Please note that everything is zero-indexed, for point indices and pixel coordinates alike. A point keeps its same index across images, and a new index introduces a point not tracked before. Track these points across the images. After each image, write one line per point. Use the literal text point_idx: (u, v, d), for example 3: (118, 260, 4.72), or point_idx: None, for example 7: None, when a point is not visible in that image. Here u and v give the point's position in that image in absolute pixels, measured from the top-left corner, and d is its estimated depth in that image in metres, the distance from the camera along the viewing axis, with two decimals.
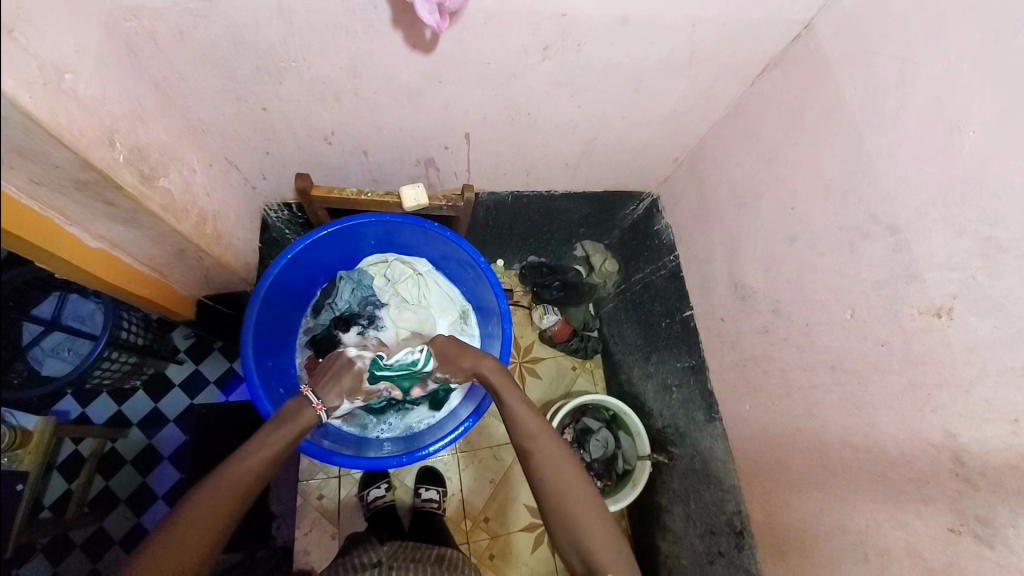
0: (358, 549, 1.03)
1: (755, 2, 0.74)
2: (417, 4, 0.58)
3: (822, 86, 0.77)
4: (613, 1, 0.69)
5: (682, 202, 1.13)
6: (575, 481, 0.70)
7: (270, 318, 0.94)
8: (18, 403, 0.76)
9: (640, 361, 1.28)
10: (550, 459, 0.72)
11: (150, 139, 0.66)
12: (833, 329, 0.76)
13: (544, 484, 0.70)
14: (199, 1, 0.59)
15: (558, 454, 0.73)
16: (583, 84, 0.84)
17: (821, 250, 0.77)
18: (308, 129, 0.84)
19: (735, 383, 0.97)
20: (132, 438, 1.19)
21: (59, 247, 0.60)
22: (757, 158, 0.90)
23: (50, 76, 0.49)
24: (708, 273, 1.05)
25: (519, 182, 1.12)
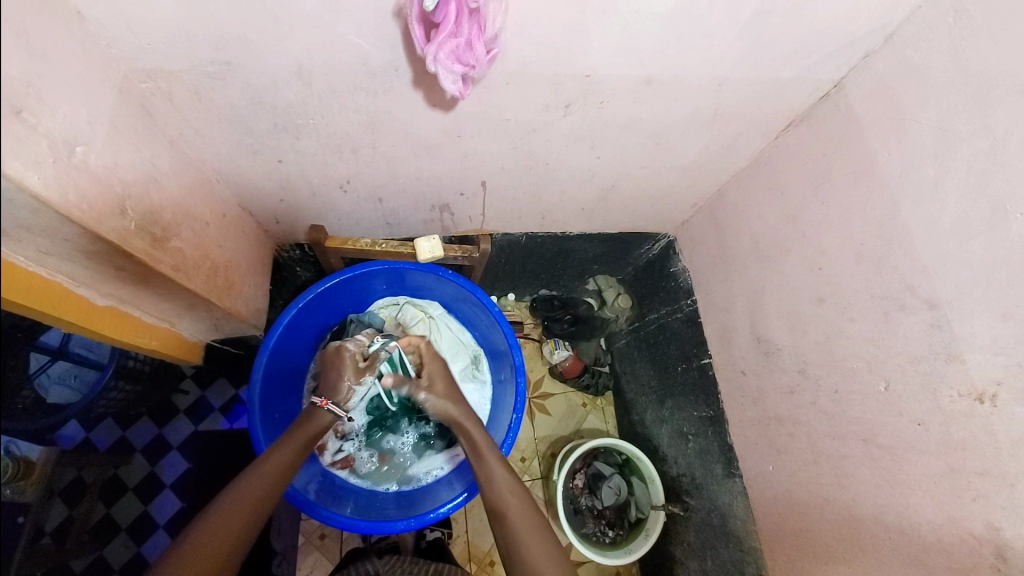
0: (359, 560, 1.03)
1: (786, 61, 0.71)
2: (440, 75, 0.55)
3: (853, 148, 0.74)
4: (638, 63, 0.67)
5: (701, 248, 1.11)
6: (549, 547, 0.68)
7: (278, 365, 0.92)
8: (20, 431, 0.74)
9: (654, 404, 1.24)
10: (526, 527, 0.70)
11: (163, 199, 0.64)
12: (866, 401, 0.72)
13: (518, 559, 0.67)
14: (218, 64, 0.58)
15: (526, 526, 0.70)
16: (603, 138, 0.82)
17: (853, 315, 0.74)
18: (323, 179, 0.82)
19: (758, 441, 0.94)
20: (135, 465, 1.11)
21: (62, 311, 0.58)
22: (781, 213, 0.87)
23: (60, 151, 0.48)
24: (728, 323, 1.02)
25: (534, 224, 1.10)
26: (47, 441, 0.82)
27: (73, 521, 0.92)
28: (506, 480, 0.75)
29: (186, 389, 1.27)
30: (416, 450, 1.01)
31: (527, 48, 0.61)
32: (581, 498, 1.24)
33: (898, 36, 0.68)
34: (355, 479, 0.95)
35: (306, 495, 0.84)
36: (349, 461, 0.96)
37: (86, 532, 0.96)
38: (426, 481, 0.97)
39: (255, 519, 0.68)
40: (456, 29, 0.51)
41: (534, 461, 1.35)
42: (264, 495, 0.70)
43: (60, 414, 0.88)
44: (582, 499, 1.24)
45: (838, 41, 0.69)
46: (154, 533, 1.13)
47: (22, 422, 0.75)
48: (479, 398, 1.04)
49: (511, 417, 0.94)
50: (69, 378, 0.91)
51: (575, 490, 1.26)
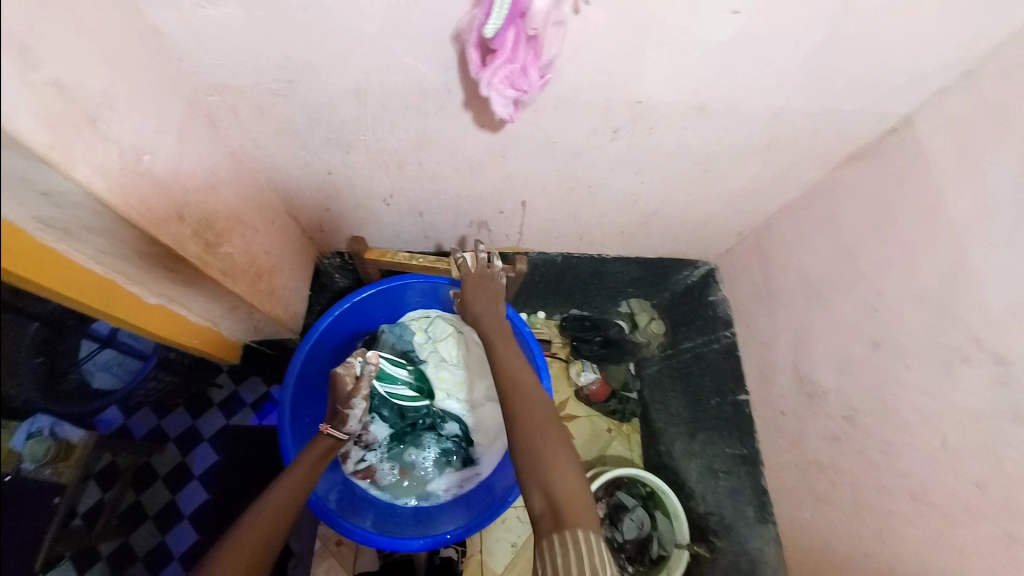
0: None
1: (849, 94, 0.69)
2: (492, 99, 0.55)
3: (918, 187, 0.70)
4: (692, 90, 0.65)
5: (745, 279, 1.07)
6: (546, 417, 0.70)
7: (312, 371, 0.94)
8: (65, 415, 0.82)
9: (683, 436, 1.17)
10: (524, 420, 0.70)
11: (219, 207, 0.66)
12: (918, 456, 0.68)
13: (517, 410, 0.71)
14: (280, 82, 0.60)
15: (535, 414, 0.71)
16: (649, 163, 0.81)
17: (909, 363, 0.70)
18: (368, 192, 0.83)
19: (797, 487, 0.89)
20: (168, 455, 1.21)
21: (117, 308, 0.61)
22: (835, 249, 0.83)
23: (128, 160, 0.50)
24: (770, 360, 0.97)
25: (571, 245, 1.09)
26: (87, 426, 0.91)
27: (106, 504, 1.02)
28: (518, 369, 0.78)
29: (221, 383, 1.29)
30: (438, 466, 0.99)
31: (579, 73, 0.60)
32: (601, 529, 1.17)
33: (976, 73, 0.64)
34: (376, 490, 0.95)
35: (326, 502, 0.84)
36: (370, 471, 0.95)
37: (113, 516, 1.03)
38: (444, 499, 0.97)
39: (277, 527, 0.68)
40: (512, 55, 0.51)
41: None
42: (285, 503, 0.72)
43: (101, 399, 0.93)
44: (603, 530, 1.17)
45: (908, 76, 0.66)
46: (179, 524, 1.18)
47: (69, 407, 0.83)
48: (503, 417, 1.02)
49: None
50: (114, 365, 0.93)
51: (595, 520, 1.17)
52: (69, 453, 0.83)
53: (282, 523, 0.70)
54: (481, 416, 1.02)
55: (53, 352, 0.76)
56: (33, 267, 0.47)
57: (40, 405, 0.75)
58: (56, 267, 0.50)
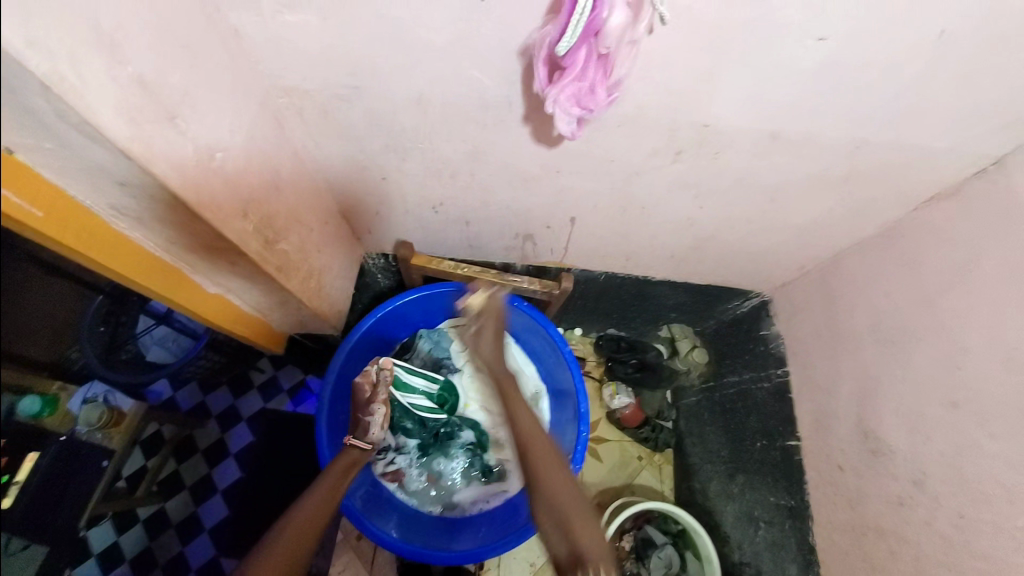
0: None
1: (943, 129, 0.63)
2: (556, 115, 0.54)
3: (1012, 234, 0.63)
4: (766, 116, 0.62)
5: (803, 316, 1.00)
6: (533, 425, 0.83)
7: (352, 372, 0.95)
8: (119, 384, 0.87)
9: (720, 477, 1.09)
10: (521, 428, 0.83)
11: (279, 206, 0.68)
12: (998, 539, 0.60)
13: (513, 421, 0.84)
14: (347, 88, 0.60)
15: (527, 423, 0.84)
16: (709, 188, 0.77)
17: (994, 433, 0.62)
18: (419, 199, 0.84)
19: (852, 551, 0.82)
20: (208, 430, 1.27)
21: (178, 296, 0.64)
22: (911, 295, 0.76)
23: (202, 157, 0.52)
24: (829, 408, 0.91)
25: (617, 265, 1.06)
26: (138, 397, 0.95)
27: (146, 471, 1.15)
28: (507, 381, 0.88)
29: (262, 367, 1.32)
30: (464, 478, 0.97)
31: (647, 92, 0.58)
32: (626, 563, 1.13)
33: None
34: (401, 494, 0.95)
35: (354, 503, 0.84)
36: (398, 475, 0.95)
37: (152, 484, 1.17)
38: (470, 513, 0.95)
39: (303, 542, 0.73)
40: (581, 73, 0.49)
41: None
42: (313, 516, 0.75)
43: (152, 372, 0.98)
44: (628, 564, 1.13)
45: (1013, 114, 0.59)
46: (212, 498, 1.22)
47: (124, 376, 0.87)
48: None
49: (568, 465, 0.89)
50: (168, 341, 0.99)
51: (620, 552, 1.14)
52: (122, 420, 0.86)
53: (310, 538, 0.74)
54: (512, 432, 1.00)
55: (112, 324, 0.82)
56: (89, 241, 0.50)
57: (97, 372, 0.79)
58: (117, 247, 0.54)
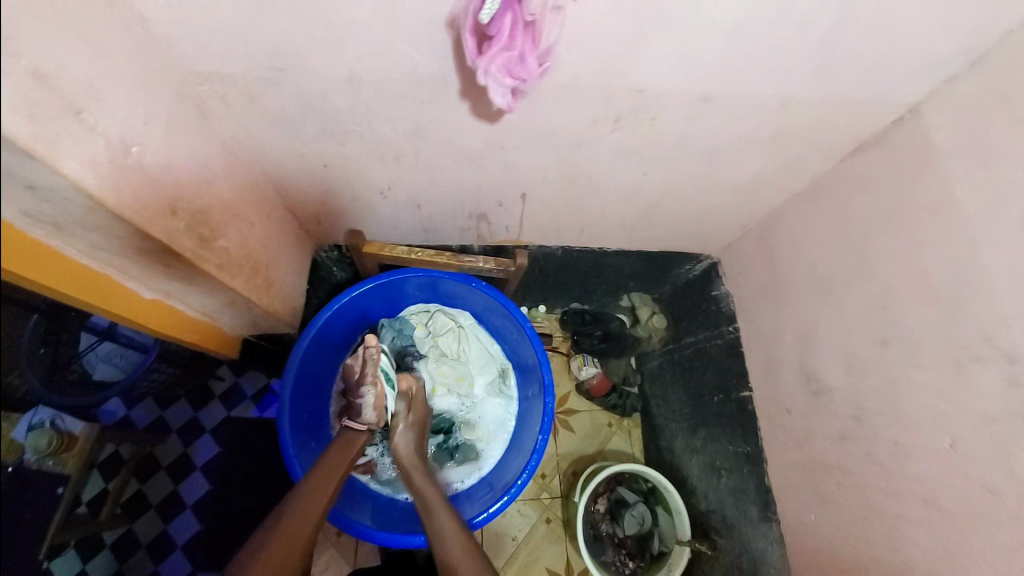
0: None
1: (858, 83, 0.67)
2: (489, 87, 0.54)
3: (928, 179, 0.68)
4: (697, 78, 0.63)
5: (749, 273, 1.05)
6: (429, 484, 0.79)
7: (311, 368, 0.93)
8: (66, 406, 0.83)
9: (684, 432, 1.19)
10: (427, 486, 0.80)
11: (213, 201, 0.65)
12: (928, 458, 0.66)
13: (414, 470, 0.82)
14: (271, 70, 0.58)
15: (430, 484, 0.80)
16: (652, 155, 0.79)
17: (921, 363, 0.68)
18: (365, 184, 0.82)
19: (801, 486, 0.88)
20: (169, 445, 1.22)
21: (105, 302, 0.60)
22: (841, 243, 0.81)
23: (116, 152, 0.49)
24: (775, 356, 0.96)
25: (572, 238, 1.07)
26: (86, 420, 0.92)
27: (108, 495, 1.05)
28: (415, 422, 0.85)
29: (222, 376, 1.28)
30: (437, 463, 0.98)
31: (580, 61, 0.59)
32: (602, 524, 1.19)
33: (987, 60, 0.62)
34: (376, 485, 0.95)
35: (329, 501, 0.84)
36: (371, 466, 0.95)
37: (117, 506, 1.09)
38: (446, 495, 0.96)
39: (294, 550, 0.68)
40: (510, 42, 0.49)
41: (555, 478, 1.32)
42: (300, 522, 0.70)
43: (101, 392, 0.93)
44: (603, 525, 1.19)
45: (918, 63, 0.64)
46: (182, 513, 1.18)
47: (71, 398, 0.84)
48: (505, 413, 1.02)
49: (537, 438, 0.91)
50: (115, 357, 0.95)
51: (595, 515, 1.20)
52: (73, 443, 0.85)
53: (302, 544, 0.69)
54: (480, 412, 1.02)
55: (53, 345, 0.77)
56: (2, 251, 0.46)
57: (43, 397, 0.76)
58: (38, 257, 0.50)
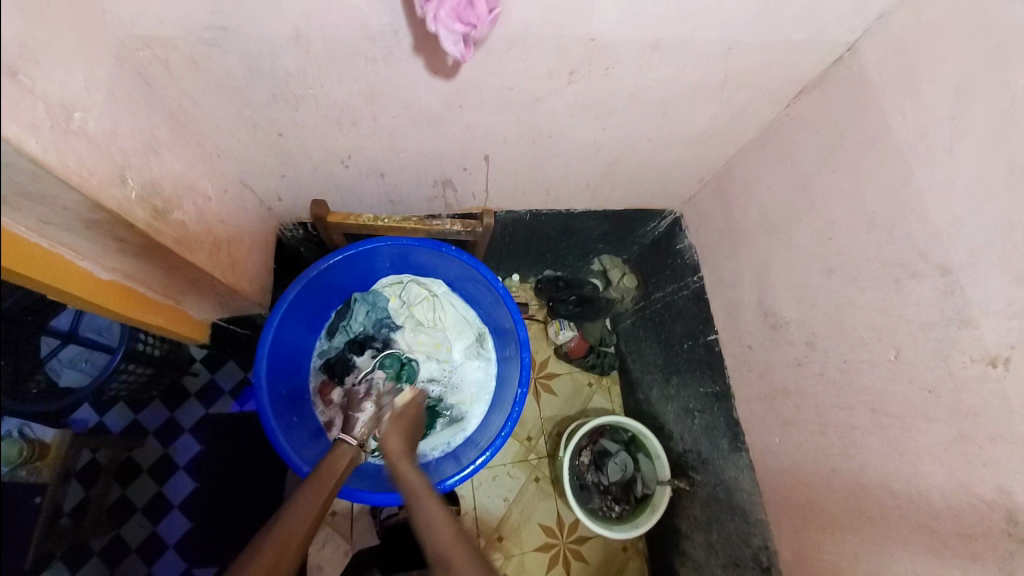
0: None
1: (795, 24, 0.70)
2: (441, 36, 0.54)
3: (866, 113, 0.72)
4: (646, 24, 0.65)
5: (708, 223, 1.09)
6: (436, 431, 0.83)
7: (286, 344, 0.92)
8: (33, 415, 0.78)
9: (659, 382, 1.25)
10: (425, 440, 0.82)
11: (164, 173, 0.63)
12: (875, 369, 0.72)
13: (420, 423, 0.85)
14: (212, 30, 0.56)
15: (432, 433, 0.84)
16: (608, 108, 0.81)
17: (862, 285, 0.73)
18: (324, 153, 0.81)
19: (764, 415, 0.94)
20: (148, 448, 1.17)
21: (68, 284, 0.58)
22: (791, 183, 0.86)
23: (59, 117, 0.47)
24: (735, 298, 1.01)
25: (538, 201, 1.09)
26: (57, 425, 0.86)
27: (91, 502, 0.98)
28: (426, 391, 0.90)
29: (196, 372, 1.28)
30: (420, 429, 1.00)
31: (529, 10, 0.59)
32: (587, 474, 1.24)
33: None
34: None
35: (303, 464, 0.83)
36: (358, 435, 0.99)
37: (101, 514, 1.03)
38: (432, 458, 0.97)
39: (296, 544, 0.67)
40: None
41: (540, 439, 1.36)
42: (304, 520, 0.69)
43: (75, 397, 0.91)
44: (588, 475, 1.24)
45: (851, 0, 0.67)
46: (170, 512, 1.17)
47: (39, 404, 0.80)
48: (485, 375, 1.05)
49: (517, 391, 0.94)
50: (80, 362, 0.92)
51: (581, 466, 1.25)
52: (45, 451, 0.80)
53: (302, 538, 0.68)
54: (460, 376, 1.04)
55: (11, 353, 0.72)
56: None
57: (7, 407, 0.70)
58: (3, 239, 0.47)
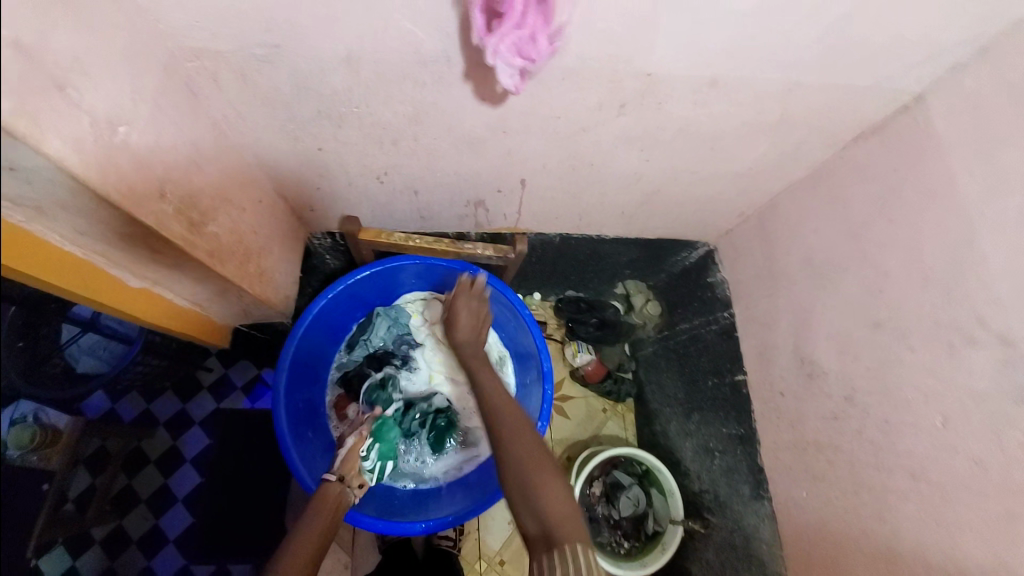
0: None
1: (860, 71, 0.67)
2: (499, 68, 0.52)
3: (929, 167, 0.69)
4: (705, 62, 0.63)
5: (746, 259, 1.05)
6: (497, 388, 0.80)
7: (306, 355, 0.91)
8: (52, 400, 0.79)
9: (679, 417, 1.21)
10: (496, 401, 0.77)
11: (202, 184, 0.62)
12: (918, 435, 0.68)
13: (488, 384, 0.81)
14: (264, 47, 0.55)
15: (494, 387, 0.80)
16: (654, 141, 0.78)
17: (912, 345, 0.69)
18: (361, 169, 0.79)
19: (793, 466, 0.90)
20: (157, 439, 1.19)
21: (89, 292, 0.57)
22: (840, 230, 0.82)
23: (103, 131, 0.46)
24: (769, 341, 0.97)
25: (570, 225, 1.06)
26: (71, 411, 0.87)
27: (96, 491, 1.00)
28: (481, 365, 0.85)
29: (211, 366, 1.25)
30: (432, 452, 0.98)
31: (587, 42, 0.57)
32: (597, 506, 1.21)
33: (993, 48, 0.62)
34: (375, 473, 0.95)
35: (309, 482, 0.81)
36: None
37: (106, 501, 1.06)
38: (442, 483, 0.96)
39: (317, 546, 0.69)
40: (522, 19, 0.47)
41: None
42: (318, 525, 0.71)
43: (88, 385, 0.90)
44: (599, 507, 1.21)
45: (925, 50, 0.64)
46: (174, 505, 1.18)
47: (50, 390, 0.79)
48: None
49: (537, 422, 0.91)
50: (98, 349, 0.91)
51: (591, 498, 1.22)
52: (56, 439, 0.80)
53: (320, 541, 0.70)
54: (477, 400, 1.01)
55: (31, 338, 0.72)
56: None
57: (25, 391, 0.71)
58: (18, 243, 0.47)
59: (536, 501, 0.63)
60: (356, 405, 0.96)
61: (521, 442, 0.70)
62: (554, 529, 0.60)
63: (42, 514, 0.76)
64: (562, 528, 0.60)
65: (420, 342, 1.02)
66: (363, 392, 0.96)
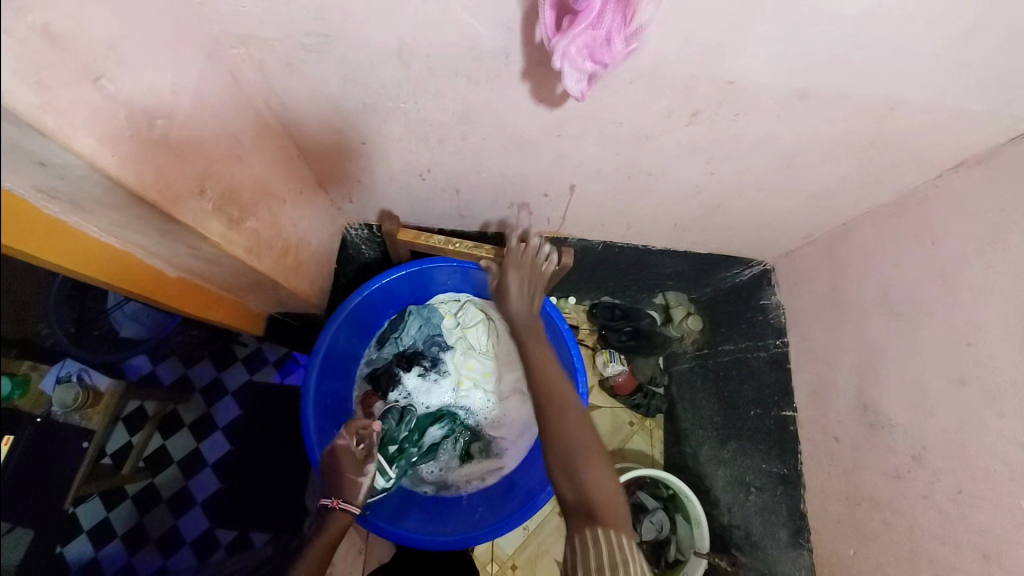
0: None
1: (982, 92, 0.57)
2: (565, 72, 0.46)
3: None
4: (799, 71, 0.54)
5: (807, 285, 0.96)
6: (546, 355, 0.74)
7: (337, 350, 0.89)
8: (93, 362, 0.80)
9: (713, 441, 1.15)
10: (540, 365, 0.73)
11: (243, 177, 0.59)
12: (996, 513, 0.60)
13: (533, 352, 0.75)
14: (313, 36, 0.51)
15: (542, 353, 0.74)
16: (723, 153, 0.70)
17: (1002, 411, 0.61)
18: (404, 165, 0.75)
19: (841, 519, 0.83)
20: (192, 404, 1.20)
21: (129, 284, 0.56)
22: (925, 268, 0.73)
23: (140, 124, 0.43)
24: (828, 379, 0.89)
25: (616, 234, 1.00)
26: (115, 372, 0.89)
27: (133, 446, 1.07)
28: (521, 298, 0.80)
29: (245, 341, 1.24)
30: (458, 457, 0.97)
31: (666, 43, 0.50)
32: None
33: None
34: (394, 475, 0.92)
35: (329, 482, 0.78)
36: None
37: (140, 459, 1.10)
38: (464, 494, 0.93)
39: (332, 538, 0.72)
40: (597, 20, 0.42)
41: None
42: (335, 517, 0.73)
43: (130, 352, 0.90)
44: None
45: None
46: (201, 471, 1.17)
47: (95, 353, 0.81)
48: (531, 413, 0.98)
49: None
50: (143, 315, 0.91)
51: None
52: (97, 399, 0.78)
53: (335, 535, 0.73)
54: (506, 410, 0.98)
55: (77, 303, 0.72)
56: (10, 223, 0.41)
57: (68, 350, 0.74)
58: (55, 235, 0.45)
59: (578, 473, 0.60)
60: (383, 403, 0.95)
61: (558, 407, 0.67)
62: (590, 499, 0.58)
63: (80, 474, 0.75)
64: (597, 499, 0.58)
65: (451, 345, 1.00)
66: (391, 391, 0.96)
